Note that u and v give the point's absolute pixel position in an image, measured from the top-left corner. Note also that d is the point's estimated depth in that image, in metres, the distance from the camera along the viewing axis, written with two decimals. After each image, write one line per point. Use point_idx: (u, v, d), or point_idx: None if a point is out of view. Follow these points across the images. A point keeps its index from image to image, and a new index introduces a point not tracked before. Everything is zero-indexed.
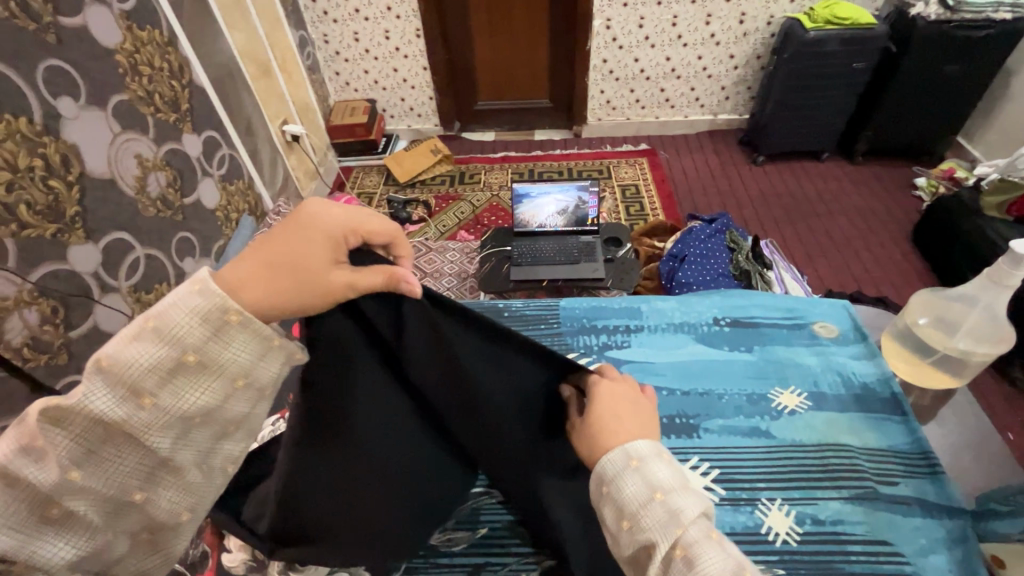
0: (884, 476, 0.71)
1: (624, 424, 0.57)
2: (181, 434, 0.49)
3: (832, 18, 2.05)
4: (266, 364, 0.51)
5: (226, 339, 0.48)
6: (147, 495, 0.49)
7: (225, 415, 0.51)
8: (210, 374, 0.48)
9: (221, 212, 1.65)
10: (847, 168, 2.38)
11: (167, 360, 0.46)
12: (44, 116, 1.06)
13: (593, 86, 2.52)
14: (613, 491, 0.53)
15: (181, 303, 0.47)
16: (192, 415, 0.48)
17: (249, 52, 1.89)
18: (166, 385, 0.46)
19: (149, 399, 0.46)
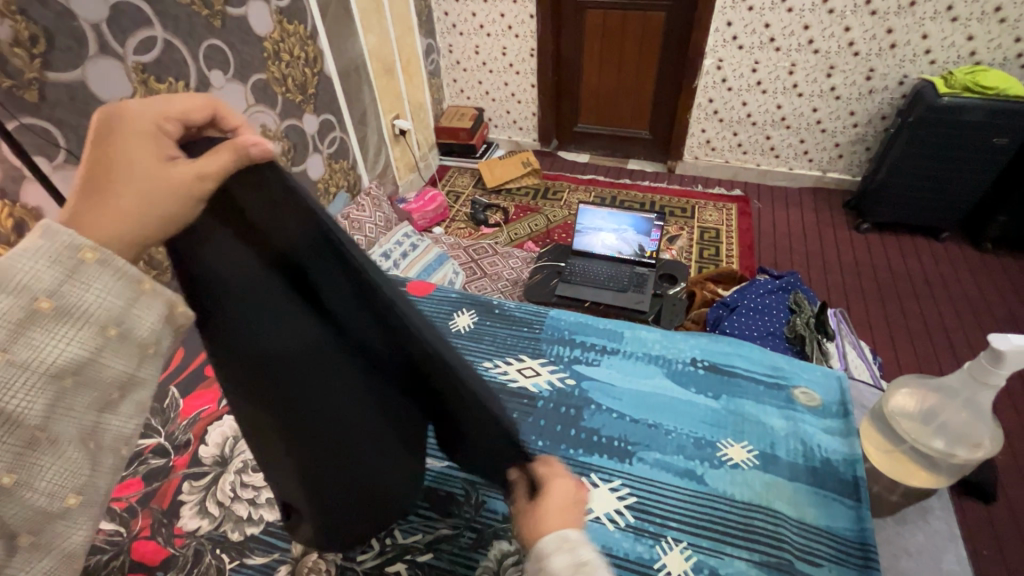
0: (807, 553, 0.68)
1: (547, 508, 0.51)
2: (53, 400, 0.40)
3: (972, 86, 1.86)
4: (140, 311, 0.43)
5: (86, 280, 0.40)
6: (16, 479, 0.39)
7: (102, 377, 0.42)
8: (74, 324, 0.40)
9: (323, 185, 1.88)
10: (971, 255, 2.12)
11: (13, 309, 0.38)
12: (198, 83, 1.31)
13: (695, 124, 2.51)
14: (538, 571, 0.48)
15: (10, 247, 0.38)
16: (62, 371, 0.40)
17: (378, 52, 2.14)
18: (17, 339, 0.38)
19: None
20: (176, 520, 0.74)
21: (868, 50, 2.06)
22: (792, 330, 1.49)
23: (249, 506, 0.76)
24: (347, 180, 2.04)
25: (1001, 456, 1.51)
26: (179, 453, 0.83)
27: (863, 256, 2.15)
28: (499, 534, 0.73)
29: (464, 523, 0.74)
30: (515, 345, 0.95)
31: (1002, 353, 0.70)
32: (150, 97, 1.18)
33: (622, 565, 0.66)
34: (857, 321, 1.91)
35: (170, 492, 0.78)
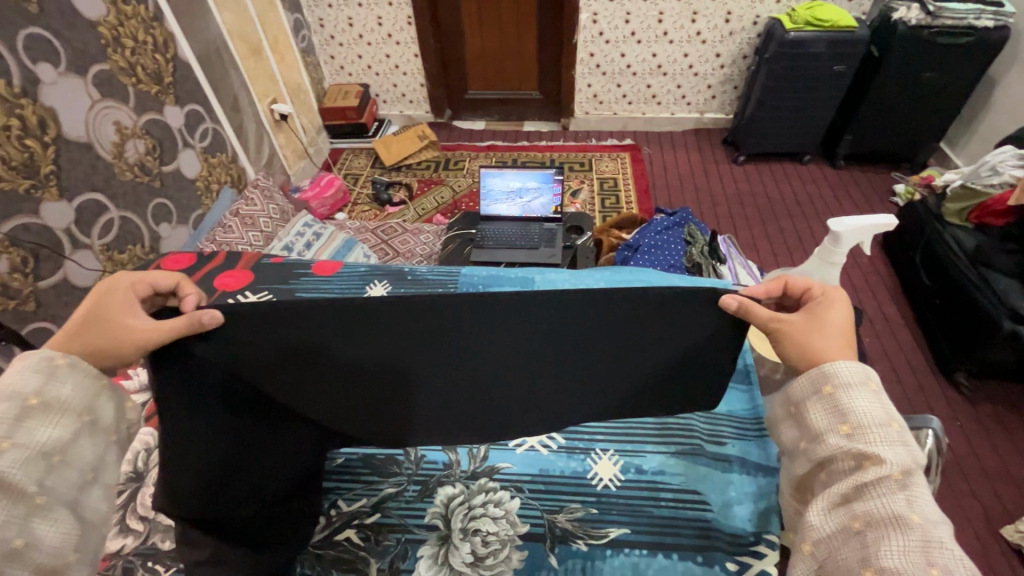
0: (714, 436, 0.78)
1: (823, 335, 0.59)
2: (46, 471, 0.50)
3: (813, 20, 2.06)
4: (104, 403, 0.57)
5: (60, 379, 0.54)
6: (24, 541, 0.47)
7: (79, 457, 0.53)
8: (57, 412, 0.53)
9: (202, 182, 1.73)
10: (829, 173, 2.41)
11: (11, 409, 0.50)
12: (23, 80, 1.14)
13: (581, 79, 2.58)
14: (839, 396, 0.54)
15: (17, 369, 0.53)
16: (49, 449, 0.51)
17: (239, 31, 1.96)
18: (16, 428, 0.50)
19: (4, 444, 0.49)
20: None
21: None
22: (689, 260, 1.61)
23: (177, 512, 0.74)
24: (230, 174, 1.90)
25: (867, 338, 1.77)
26: None
27: (742, 185, 2.38)
28: (443, 480, 0.76)
29: (409, 479, 0.76)
30: None
31: (838, 233, 0.84)
32: None
33: (560, 480, 0.74)
34: (744, 244, 2.12)
35: None
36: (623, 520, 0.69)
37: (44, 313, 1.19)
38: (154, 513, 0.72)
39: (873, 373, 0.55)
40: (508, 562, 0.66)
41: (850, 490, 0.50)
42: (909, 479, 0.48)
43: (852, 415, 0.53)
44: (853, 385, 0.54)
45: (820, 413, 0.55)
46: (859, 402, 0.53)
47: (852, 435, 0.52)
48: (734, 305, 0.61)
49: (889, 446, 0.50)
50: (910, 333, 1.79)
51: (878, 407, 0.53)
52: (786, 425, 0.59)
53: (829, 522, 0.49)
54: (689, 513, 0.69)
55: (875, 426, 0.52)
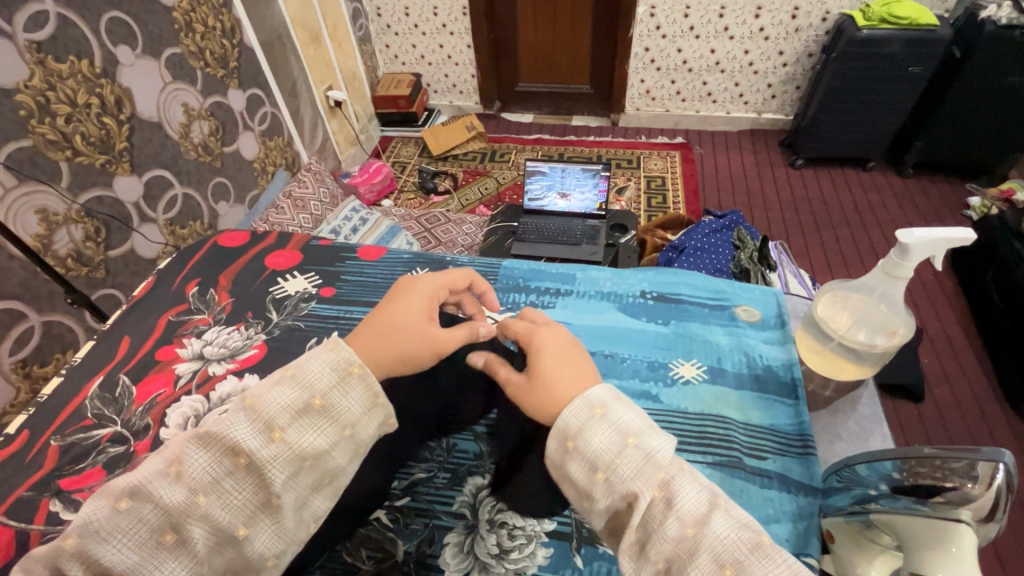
0: (755, 450, 0.74)
1: (540, 378, 0.58)
2: (293, 472, 0.51)
3: (888, 17, 1.94)
4: (368, 419, 0.56)
5: (346, 389, 0.54)
6: (246, 531, 0.50)
7: (328, 464, 0.54)
8: (330, 421, 0.53)
9: (259, 163, 1.80)
10: (895, 182, 2.27)
11: (299, 402, 0.52)
12: (104, 62, 1.21)
13: (634, 74, 2.53)
14: (580, 445, 0.52)
15: (316, 357, 0.55)
16: (307, 457, 0.52)
17: (301, 19, 2.02)
18: (294, 423, 0.52)
19: (279, 434, 0.51)
20: None
21: None
22: (738, 266, 1.53)
23: None
24: (285, 158, 1.97)
25: (926, 360, 1.66)
26: (138, 438, 0.74)
27: (799, 190, 2.27)
28: (472, 470, 0.76)
29: (439, 464, 0.76)
30: None
31: (907, 245, 0.75)
32: (51, 79, 1.09)
33: None
34: (796, 252, 2.02)
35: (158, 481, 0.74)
36: None
37: (114, 280, 1.27)
38: None
39: (597, 398, 0.54)
40: (532, 558, 0.66)
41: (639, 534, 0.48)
42: (670, 493, 0.48)
43: (600, 459, 0.51)
44: (584, 427, 0.52)
45: (578, 470, 0.52)
46: (596, 442, 0.51)
47: (608, 480, 0.50)
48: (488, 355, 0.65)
49: (638, 475, 0.49)
50: (975, 357, 1.66)
51: (613, 434, 0.51)
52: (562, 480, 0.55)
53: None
54: None
55: (616, 459, 0.50)
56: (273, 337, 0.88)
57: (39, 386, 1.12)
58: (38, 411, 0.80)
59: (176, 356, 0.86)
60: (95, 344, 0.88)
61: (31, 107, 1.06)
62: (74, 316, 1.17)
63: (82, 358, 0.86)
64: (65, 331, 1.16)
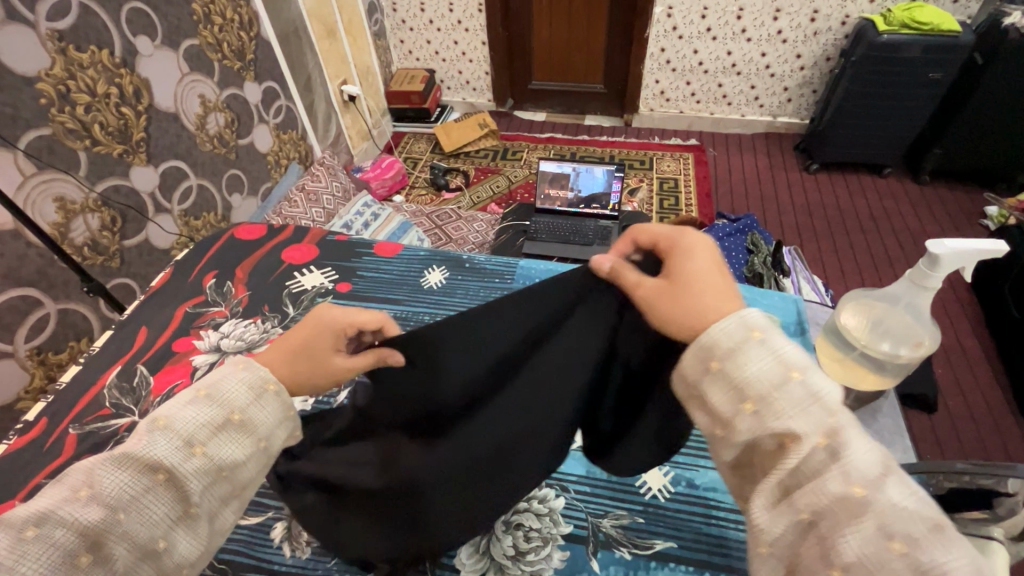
0: None
1: (684, 290, 0.49)
2: (210, 482, 0.49)
3: (910, 22, 1.91)
4: (281, 432, 0.55)
5: (264, 404, 0.53)
6: (162, 543, 0.46)
7: (242, 476, 0.52)
8: (250, 434, 0.52)
9: (273, 157, 1.80)
10: (912, 189, 2.24)
11: (216, 417, 0.51)
12: (124, 52, 1.22)
13: (648, 75, 2.51)
14: (729, 368, 0.44)
15: (228, 376, 0.53)
16: (225, 469, 0.50)
17: (318, 12, 2.02)
18: (214, 437, 0.50)
19: (197, 449, 0.49)
20: None
21: None
22: (751, 271, 1.52)
23: None
24: (298, 151, 1.97)
25: (940, 370, 1.64)
26: None
27: (813, 195, 2.25)
28: None
29: None
30: (489, 296, 0.96)
31: (937, 256, 0.74)
32: (72, 68, 1.10)
33: (605, 485, 0.74)
34: (810, 257, 2.01)
35: None
36: (670, 533, 0.67)
37: (128, 270, 1.28)
38: None
39: (754, 320, 0.45)
40: (548, 561, 0.66)
41: (784, 476, 0.40)
42: (838, 443, 0.39)
43: (752, 387, 0.42)
44: (735, 350, 0.44)
45: (716, 395, 0.44)
46: (752, 366, 0.43)
47: (758, 412, 0.42)
48: (607, 267, 0.56)
49: (802, 412, 0.40)
50: (989, 368, 1.64)
51: (771, 361, 0.43)
52: (692, 405, 0.47)
53: (778, 523, 0.39)
54: (741, 535, 0.67)
55: (774, 391, 0.42)
56: (290, 332, 0.89)
57: (53, 372, 1.12)
58: (56, 399, 0.80)
59: (194, 347, 0.86)
60: (114, 332, 0.89)
61: (51, 96, 1.06)
62: (88, 304, 1.18)
63: (100, 347, 0.87)
64: (79, 319, 1.17)
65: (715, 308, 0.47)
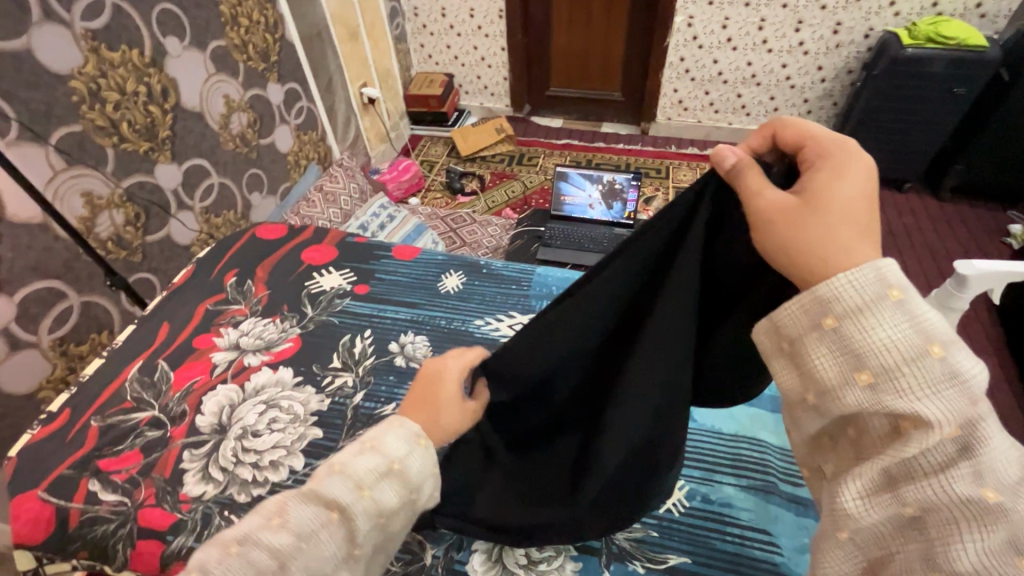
0: (791, 476, 0.75)
1: (816, 217, 0.43)
2: (371, 526, 0.49)
3: (936, 36, 1.89)
4: (430, 483, 0.54)
5: (416, 458, 0.53)
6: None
7: (393, 526, 0.51)
8: (402, 483, 0.51)
9: (293, 157, 1.83)
10: (933, 205, 2.20)
11: (380, 466, 0.51)
12: (153, 51, 1.24)
13: (667, 84, 2.51)
14: (846, 329, 0.40)
15: (388, 432, 0.54)
16: (384, 515, 0.50)
17: (341, 16, 2.04)
18: (381, 481, 0.50)
19: (366, 491, 0.49)
20: (182, 488, 0.70)
21: (835, 3, 2.08)
22: None
23: (254, 469, 0.71)
24: (318, 152, 1.99)
25: None
26: (176, 423, 0.76)
27: None
28: None
29: None
30: (505, 302, 0.96)
31: (965, 277, 0.75)
32: (103, 67, 1.12)
33: None
34: None
35: (171, 463, 0.72)
36: (684, 549, 0.67)
37: (149, 265, 1.30)
38: (238, 465, 0.70)
39: (894, 276, 0.40)
40: (561, 572, 0.66)
41: (894, 465, 0.39)
42: (972, 439, 0.37)
43: (875, 356, 0.39)
44: (865, 308, 0.40)
45: (827, 357, 0.41)
46: (879, 332, 0.39)
47: (875, 384, 0.39)
48: (730, 160, 0.50)
49: (939, 396, 0.38)
50: (1010, 391, 1.60)
51: (909, 330, 0.39)
52: (782, 359, 0.45)
53: (875, 513, 0.40)
54: (755, 553, 0.66)
55: (905, 366, 0.38)
56: (308, 332, 0.90)
57: (75, 364, 1.15)
58: (78, 391, 0.82)
59: (214, 344, 0.88)
60: (137, 326, 0.90)
61: (83, 93, 1.09)
62: (110, 298, 1.20)
63: (122, 341, 0.89)
64: (101, 312, 1.19)
65: (845, 246, 0.42)
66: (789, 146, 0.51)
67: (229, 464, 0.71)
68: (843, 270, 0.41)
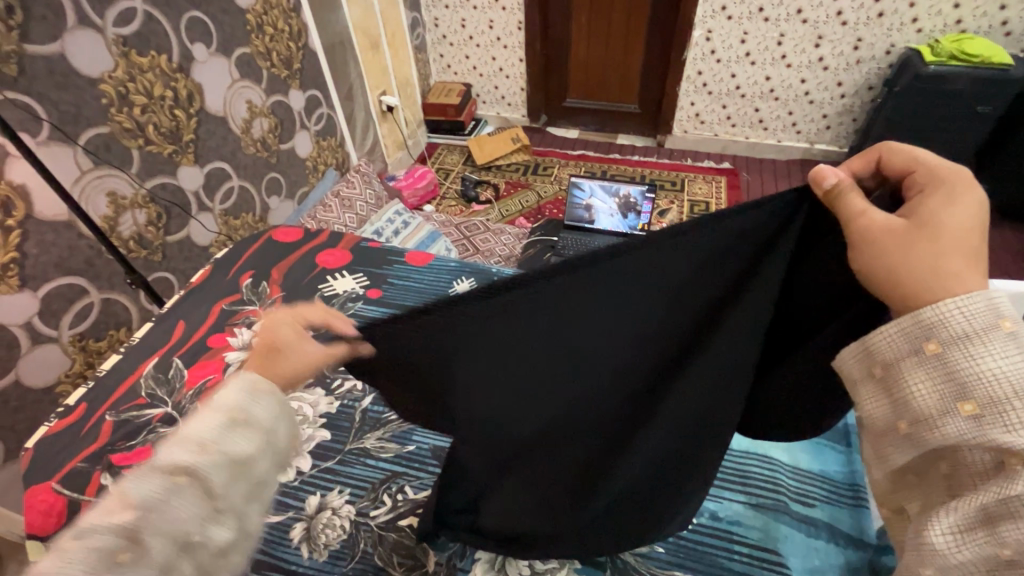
0: (802, 496, 0.73)
1: (928, 241, 0.44)
2: (232, 475, 0.47)
3: (958, 53, 1.88)
4: (285, 423, 0.53)
5: (260, 400, 0.51)
6: (199, 540, 0.45)
7: (259, 474, 0.50)
8: (254, 428, 0.50)
9: (311, 162, 1.86)
10: None
11: (220, 418, 0.48)
12: (181, 57, 1.28)
13: (684, 97, 2.51)
14: (952, 360, 0.42)
15: (223, 390, 0.51)
16: (239, 463, 0.48)
17: (363, 26, 2.08)
18: (225, 434, 0.48)
19: (212, 447, 0.47)
20: None
21: (856, 19, 2.07)
22: None
23: None
24: (336, 158, 2.02)
25: None
26: (186, 422, 0.77)
27: None
28: None
29: None
30: None
31: None
32: (133, 71, 1.16)
33: None
34: None
35: None
36: (691, 568, 0.66)
37: (168, 265, 1.33)
38: None
39: (1007, 308, 0.41)
40: None
41: (992, 501, 0.40)
42: None
43: (981, 388, 0.40)
44: (971, 337, 0.41)
45: (927, 384, 0.43)
46: (988, 364, 0.41)
47: (981, 416, 0.41)
48: (830, 181, 0.49)
49: None
50: None
51: (1021, 362, 0.40)
52: (876, 389, 0.47)
53: (967, 551, 0.41)
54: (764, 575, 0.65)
55: (1017, 400, 0.39)
56: None
57: (93, 359, 1.17)
58: (94, 386, 0.84)
59: (227, 343, 0.89)
60: (152, 325, 0.92)
61: (112, 97, 1.12)
62: (129, 296, 1.23)
63: (139, 337, 0.90)
64: (119, 309, 1.22)
65: (957, 273, 0.43)
66: (895, 174, 0.51)
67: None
68: (953, 297, 0.43)
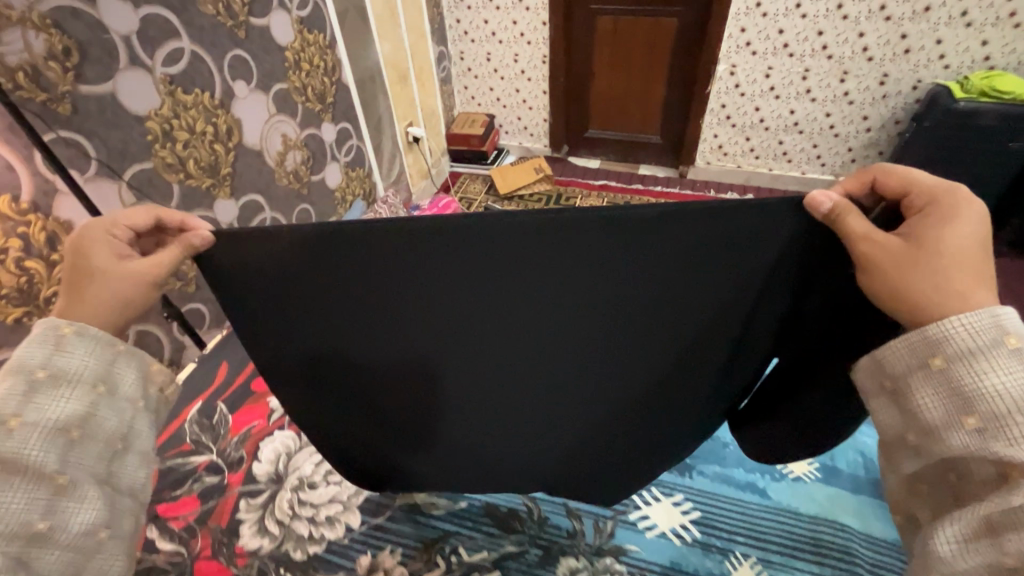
0: (876, 565, 0.97)
1: (926, 262, 0.55)
2: (63, 448, 0.61)
3: (990, 90, 1.86)
4: (113, 367, 0.66)
5: (69, 349, 0.63)
6: (53, 520, 0.60)
7: (100, 428, 0.64)
8: (67, 384, 0.62)
9: (340, 193, 1.88)
10: (990, 259, 2.09)
11: (21, 386, 0.60)
12: (223, 94, 1.31)
13: (707, 129, 2.52)
14: (952, 370, 0.53)
15: (25, 349, 0.62)
16: (68, 426, 0.62)
17: (393, 60, 2.13)
18: (28, 405, 0.60)
19: (15, 422, 0.59)
20: (236, 540, 0.99)
21: (882, 55, 2.07)
22: None
23: (309, 525, 1.02)
24: (363, 188, 2.05)
25: None
26: (232, 471, 1.08)
27: None
28: (567, 550, 1.01)
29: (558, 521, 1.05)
30: None
31: None
32: (177, 109, 1.18)
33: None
34: None
35: (229, 510, 1.03)
36: None
37: None
38: (287, 525, 1.01)
39: (1012, 329, 0.52)
40: None
41: (995, 511, 0.50)
42: None
43: (982, 397, 0.51)
44: (976, 356, 0.52)
45: (934, 397, 0.55)
46: (991, 377, 0.51)
47: (982, 429, 0.52)
48: (826, 207, 0.59)
49: None
50: None
51: (1022, 378, 0.50)
52: (895, 394, 0.59)
53: (969, 561, 0.51)
54: None
55: (1018, 415, 0.50)
56: None
57: None
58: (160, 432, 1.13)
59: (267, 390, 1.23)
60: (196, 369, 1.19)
61: (156, 133, 1.15)
62: None
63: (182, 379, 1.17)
64: None
65: (961, 285, 0.55)
66: (892, 189, 0.62)
67: (281, 515, 1.03)
68: (959, 312, 0.54)
